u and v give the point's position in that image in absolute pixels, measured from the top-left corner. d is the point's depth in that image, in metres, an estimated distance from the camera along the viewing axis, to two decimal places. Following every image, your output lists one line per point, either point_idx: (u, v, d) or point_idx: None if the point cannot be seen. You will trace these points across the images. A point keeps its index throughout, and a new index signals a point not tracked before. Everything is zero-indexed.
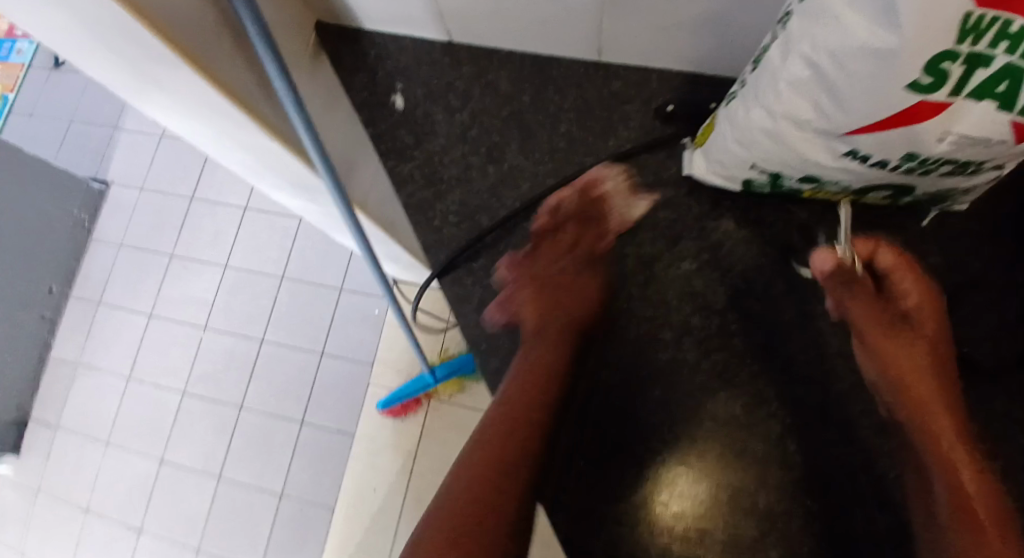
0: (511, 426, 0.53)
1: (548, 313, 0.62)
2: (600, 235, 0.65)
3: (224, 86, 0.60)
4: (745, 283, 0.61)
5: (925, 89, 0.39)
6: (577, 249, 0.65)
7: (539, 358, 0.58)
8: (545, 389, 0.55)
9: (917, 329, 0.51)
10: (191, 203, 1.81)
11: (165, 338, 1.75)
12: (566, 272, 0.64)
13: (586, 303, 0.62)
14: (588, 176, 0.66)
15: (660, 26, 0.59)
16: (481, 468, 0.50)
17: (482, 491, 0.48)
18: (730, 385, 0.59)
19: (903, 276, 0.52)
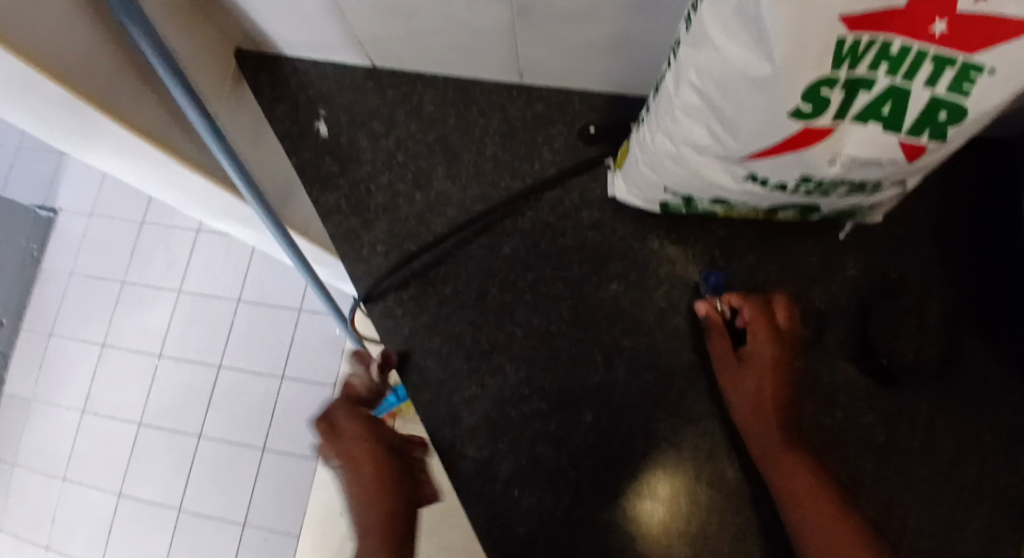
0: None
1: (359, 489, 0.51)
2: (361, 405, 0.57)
3: (140, 129, 0.60)
4: (672, 302, 0.62)
5: (808, 116, 0.39)
6: (348, 409, 0.56)
7: (359, 468, 0.51)
8: (383, 506, 0.49)
9: (756, 371, 0.55)
10: (142, 228, 1.75)
11: (119, 368, 1.70)
12: (355, 433, 0.54)
13: (376, 460, 0.52)
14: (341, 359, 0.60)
15: (571, 48, 0.60)
16: None
17: None
18: (660, 406, 0.59)
19: (757, 328, 0.56)
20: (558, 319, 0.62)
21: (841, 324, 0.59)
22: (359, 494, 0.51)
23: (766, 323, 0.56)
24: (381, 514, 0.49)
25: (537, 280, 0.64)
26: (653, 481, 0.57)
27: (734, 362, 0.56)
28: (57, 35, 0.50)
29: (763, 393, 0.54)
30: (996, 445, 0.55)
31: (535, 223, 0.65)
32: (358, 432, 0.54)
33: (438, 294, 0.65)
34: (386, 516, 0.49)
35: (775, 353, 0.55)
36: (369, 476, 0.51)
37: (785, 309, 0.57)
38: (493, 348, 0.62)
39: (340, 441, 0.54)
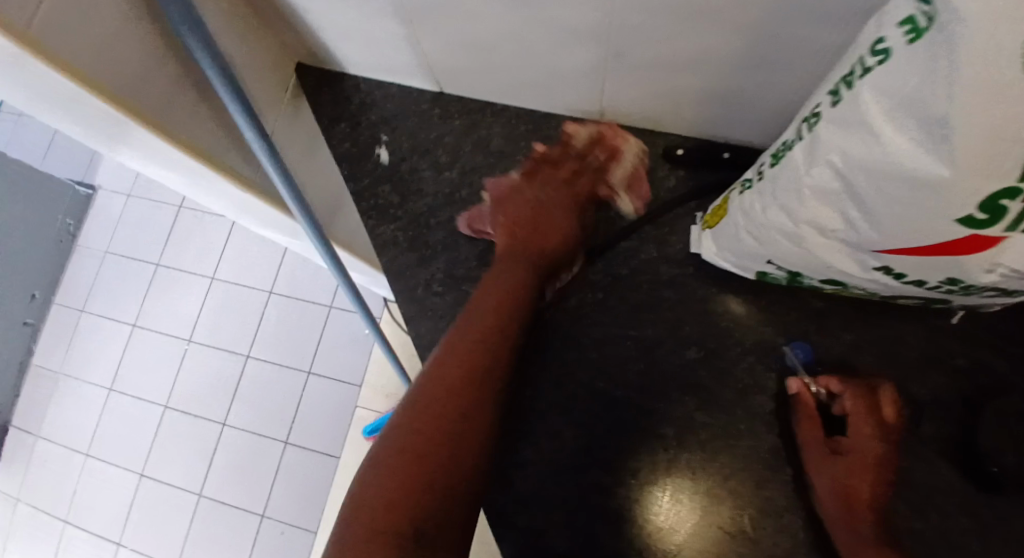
0: (422, 440, 0.45)
1: (520, 246, 0.58)
2: (598, 182, 0.62)
3: (196, 150, 0.56)
4: (754, 378, 0.56)
5: (975, 224, 0.33)
6: (542, 218, 0.59)
7: (532, 239, 0.58)
8: (456, 404, 0.46)
9: (850, 463, 0.51)
10: (178, 211, 1.74)
11: (148, 351, 1.70)
12: (548, 225, 0.58)
13: (548, 244, 0.58)
14: (614, 134, 0.62)
15: (665, 91, 0.54)
16: (422, 447, 0.44)
17: (431, 435, 0.45)
18: (735, 495, 0.53)
19: (856, 416, 0.52)
20: (626, 384, 0.57)
21: (943, 420, 0.53)
22: (518, 262, 0.56)
23: (867, 417, 0.51)
24: (462, 432, 0.45)
25: (604, 338, 0.59)
26: (681, 552, 0.53)
27: (826, 452, 0.52)
28: (112, 44, 0.46)
29: (854, 488, 0.50)
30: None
31: (607, 275, 0.60)
32: (533, 250, 0.57)
33: None
34: (464, 430, 0.45)
35: (879, 452, 0.51)
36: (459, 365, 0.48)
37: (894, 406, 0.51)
38: (553, 411, 0.57)
39: (502, 265, 0.56)
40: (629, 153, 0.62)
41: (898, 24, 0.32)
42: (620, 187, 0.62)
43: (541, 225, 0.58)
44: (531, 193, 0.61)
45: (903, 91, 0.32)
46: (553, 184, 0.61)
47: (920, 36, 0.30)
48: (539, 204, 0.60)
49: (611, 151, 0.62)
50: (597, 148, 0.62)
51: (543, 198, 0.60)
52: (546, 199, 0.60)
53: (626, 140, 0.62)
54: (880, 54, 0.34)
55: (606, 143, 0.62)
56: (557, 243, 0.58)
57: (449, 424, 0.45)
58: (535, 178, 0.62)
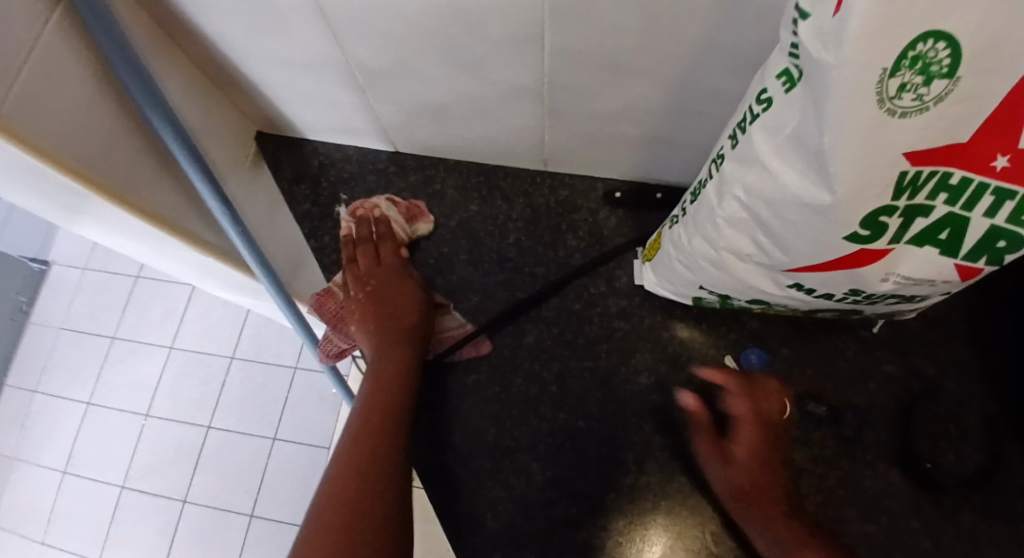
0: (342, 498, 0.48)
1: (383, 324, 0.62)
2: (398, 247, 0.67)
3: (159, 220, 0.57)
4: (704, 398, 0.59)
5: (865, 239, 0.39)
6: (385, 297, 0.63)
7: (371, 313, 0.63)
8: (378, 437, 0.52)
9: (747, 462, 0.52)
10: (137, 280, 1.72)
11: (104, 428, 1.62)
12: (399, 300, 0.63)
13: (410, 308, 0.62)
14: (367, 210, 0.68)
15: (598, 139, 0.60)
16: (349, 492, 0.48)
17: (355, 479, 0.49)
18: (698, 510, 0.55)
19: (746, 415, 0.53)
20: (588, 414, 0.59)
21: (881, 425, 0.57)
22: (380, 336, 0.61)
23: (754, 413, 0.53)
24: (379, 458, 0.51)
25: (563, 370, 0.61)
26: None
27: (719, 454, 0.53)
28: (74, 123, 0.48)
29: (754, 477, 0.51)
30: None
31: (561, 310, 0.64)
32: (391, 331, 0.61)
33: (459, 384, 0.62)
34: (381, 455, 0.51)
35: (768, 452, 0.53)
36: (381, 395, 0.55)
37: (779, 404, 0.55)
38: (519, 446, 0.59)
39: (375, 360, 0.59)
40: (392, 213, 0.68)
41: (774, 76, 0.38)
42: (410, 229, 0.68)
43: (387, 308, 0.62)
44: (364, 283, 0.65)
45: (786, 131, 0.37)
46: (363, 282, 0.65)
47: (796, 85, 0.36)
48: (374, 292, 0.64)
49: (405, 217, 0.68)
50: (376, 225, 0.67)
51: (390, 275, 0.65)
52: (384, 280, 0.64)
53: (381, 209, 0.68)
54: (764, 102, 0.39)
55: (373, 221, 0.68)
56: (416, 310, 0.63)
57: (370, 461, 0.51)
58: (358, 270, 0.66)
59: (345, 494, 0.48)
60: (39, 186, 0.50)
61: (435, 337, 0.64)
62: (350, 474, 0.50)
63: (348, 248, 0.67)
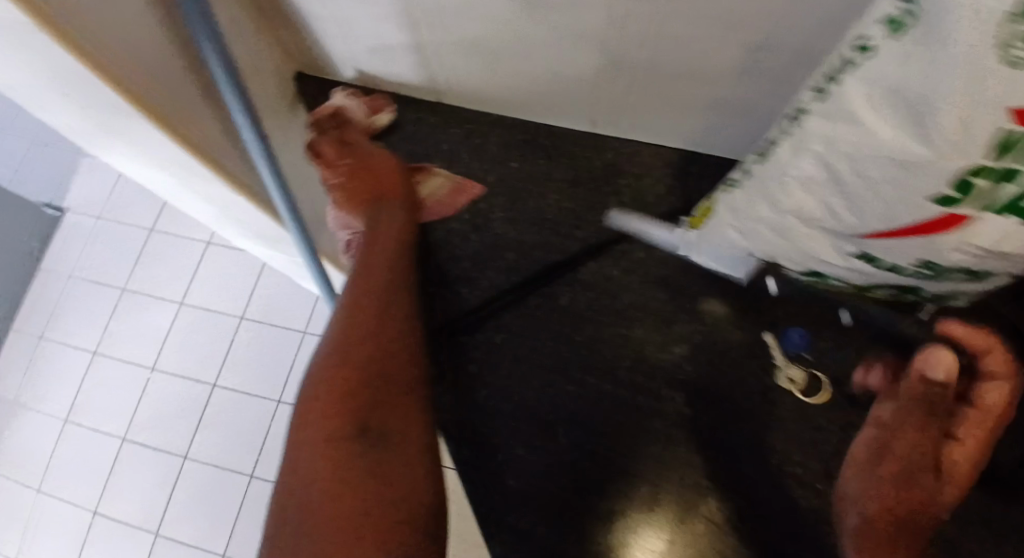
0: (341, 381, 0.50)
1: (364, 197, 0.62)
2: (365, 132, 0.68)
3: (217, 164, 0.58)
4: (739, 369, 0.58)
5: (946, 203, 0.35)
6: (369, 170, 0.64)
7: (354, 190, 0.63)
8: (378, 319, 0.54)
9: (892, 420, 0.48)
10: (151, 234, 1.71)
11: (107, 377, 1.62)
12: (383, 175, 0.64)
13: (395, 174, 0.64)
14: (327, 107, 0.67)
15: (661, 100, 0.58)
16: (348, 370, 0.51)
17: (356, 356, 0.52)
18: (716, 486, 0.56)
19: (921, 437, 0.46)
20: (617, 383, 0.59)
21: None
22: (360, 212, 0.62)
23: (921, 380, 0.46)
24: (379, 345, 0.53)
25: (597, 334, 0.60)
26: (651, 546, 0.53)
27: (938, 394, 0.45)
28: (142, 63, 0.48)
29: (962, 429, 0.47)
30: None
31: (599, 275, 0.62)
32: (376, 200, 0.62)
33: (488, 341, 0.61)
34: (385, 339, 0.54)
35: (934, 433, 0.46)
36: (365, 311, 0.54)
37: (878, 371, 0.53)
38: (544, 404, 0.58)
39: (365, 233, 0.60)
40: (354, 108, 0.68)
41: (878, 22, 0.35)
42: (371, 119, 0.69)
43: (370, 179, 0.63)
44: (343, 164, 0.64)
45: (886, 84, 0.34)
46: (337, 161, 0.64)
47: (903, 31, 0.33)
48: (354, 167, 0.64)
49: (338, 111, 0.67)
50: (334, 116, 0.67)
51: (374, 152, 0.65)
52: (368, 158, 0.64)
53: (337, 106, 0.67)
54: (863, 51, 0.36)
55: (338, 112, 0.67)
56: (394, 178, 0.64)
57: (371, 343, 0.53)
58: (334, 153, 0.65)
59: (344, 367, 0.51)
60: (106, 121, 0.51)
61: (422, 201, 0.66)
62: (349, 348, 0.52)
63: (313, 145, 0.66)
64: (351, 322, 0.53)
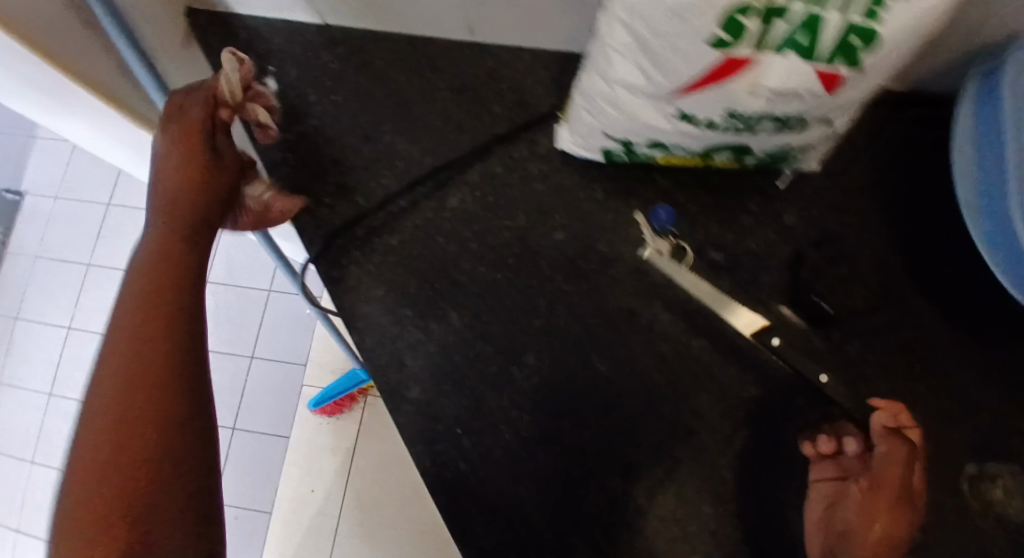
0: (118, 429, 0.40)
1: (169, 201, 0.49)
2: (223, 105, 0.54)
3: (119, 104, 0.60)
4: (616, 247, 0.62)
5: (727, 45, 0.39)
6: (176, 154, 0.51)
7: (161, 173, 0.50)
8: (153, 349, 0.42)
9: (859, 499, 0.49)
10: (108, 208, 1.73)
11: (85, 350, 1.67)
12: (181, 171, 0.50)
13: (195, 174, 0.50)
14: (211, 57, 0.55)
15: (516, 3, 0.59)
16: (126, 412, 0.41)
17: (129, 389, 0.41)
18: (599, 354, 0.60)
19: (878, 500, 0.48)
20: (505, 270, 0.62)
21: (776, 268, 0.61)
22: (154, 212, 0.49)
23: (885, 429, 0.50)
24: (159, 368, 0.42)
25: (483, 230, 0.63)
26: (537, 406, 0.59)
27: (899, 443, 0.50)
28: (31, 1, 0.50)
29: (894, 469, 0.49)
30: (925, 394, 0.57)
31: (484, 175, 0.65)
32: (175, 205, 0.49)
33: (383, 243, 0.62)
34: (168, 361, 0.43)
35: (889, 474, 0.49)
36: (139, 342, 0.43)
37: (828, 440, 0.53)
38: (440, 294, 0.61)
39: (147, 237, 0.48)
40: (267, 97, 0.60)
41: None
42: (239, 95, 0.55)
43: (171, 169, 0.50)
44: (165, 139, 0.51)
45: None
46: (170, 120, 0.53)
47: None
48: (174, 142, 0.51)
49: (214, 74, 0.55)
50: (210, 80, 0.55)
51: (201, 136, 0.52)
52: (184, 133, 0.51)
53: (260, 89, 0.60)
54: None
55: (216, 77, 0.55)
56: (192, 181, 0.50)
57: (156, 363, 0.42)
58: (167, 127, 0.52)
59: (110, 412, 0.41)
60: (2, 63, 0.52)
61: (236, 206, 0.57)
62: (120, 388, 0.41)
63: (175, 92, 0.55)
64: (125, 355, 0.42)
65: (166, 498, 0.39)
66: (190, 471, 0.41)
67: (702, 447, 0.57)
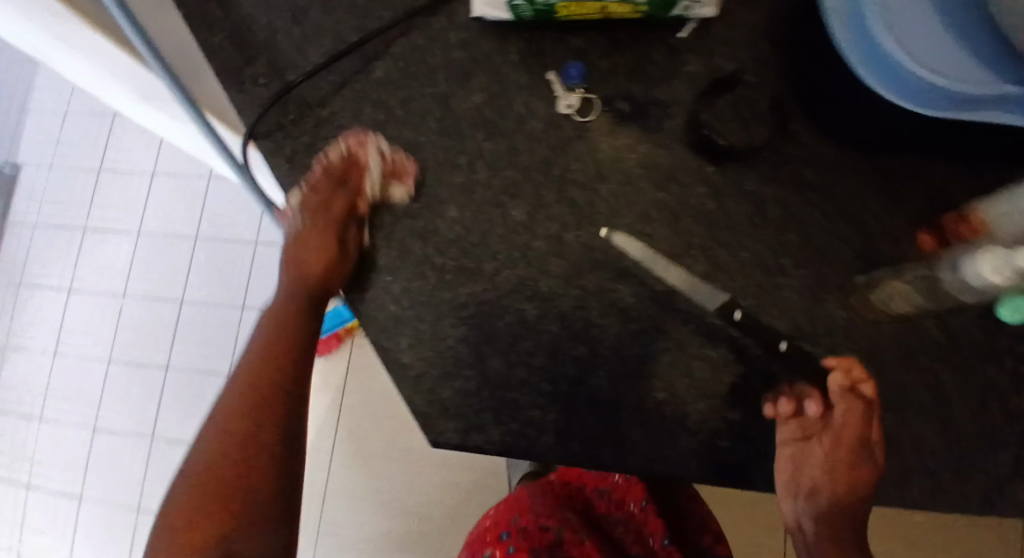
0: (229, 456, 0.59)
1: (303, 289, 0.64)
2: (353, 195, 0.63)
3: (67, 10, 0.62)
4: (531, 105, 0.65)
5: None
6: (309, 249, 0.62)
7: (304, 241, 0.63)
8: (264, 401, 0.60)
9: (826, 454, 0.52)
10: (100, 174, 1.79)
11: (85, 310, 1.75)
12: (316, 254, 0.61)
13: (325, 251, 0.61)
14: (353, 143, 0.64)
15: None
16: (235, 448, 0.59)
17: (245, 425, 0.60)
18: (515, 200, 0.63)
19: (840, 456, 0.52)
20: (426, 131, 0.65)
21: (682, 113, 0.63)
22: (296, 278, 0.64)
23: (843, 392, 0.51)
24: (266, 417, 0.60)
25: (408, 97, 0.66)
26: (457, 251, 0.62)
27: (858, 402, 0.51)
28: None
29: (856, 428, 0.51)
30: (826, 216, 0.58)
31: (406, 47, 0.68)
32: (304, 282, 0.63)
33: (314, 115, 0.67)
34: (270, 410, 0.60)
35: (852, 432, 0.51)
36: (257, 389, 0.61)
37: (789, 403, 0.53)
38: (366, 159, 0.65)
39: (278, 307, 0.65)
40: (372, 163, 0.63)
41: None
42: (382, 188, 0.63)
43: (310, 250, 0.62)
44: (305, 221, 0.63)
45: None
46: (330, 202, 0.63)
47: None
48: (310, 238, 0.62)
49: (358, 170, 0.63)
50: (348, 166, 0.64)
51: (322, 225, 0.62)
52: (317, 235, 0.62)
53: (366, 148, 0.64)
54: None
55: (354, 163, 0.64)
56: (319, 267, 0.61)
57: (271, 422, 0.60)
58: (305, 211, 0.63)
59: (228, 451, 0.59)
60: None
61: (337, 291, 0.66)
62: (240, 424, 0.60)
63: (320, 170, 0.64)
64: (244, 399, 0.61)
65: (251, 518, 0.58)
66: (264, 500, 0.59)
67: (615, 280, 0.60)
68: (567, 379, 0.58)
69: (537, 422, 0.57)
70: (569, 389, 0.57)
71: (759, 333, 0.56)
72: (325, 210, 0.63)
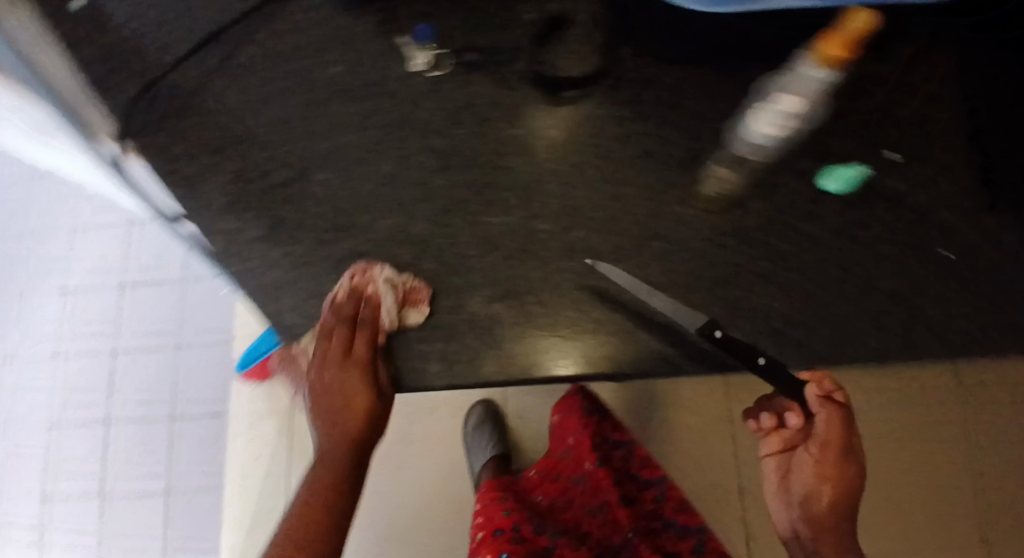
0: None
1: (340, 434, 0.61)
2: (371, 333, 0.60)
3: None
4: (387, 67, 0.69)
5: None
6: (345, 400, 0.60)
7: (327, 388, 0.61)
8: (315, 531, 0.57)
9: (810, 461, 0.62)
10: (18, 239, 1.76)
11: (16, 379, 1.68)
12: (353, 410, 0.60)
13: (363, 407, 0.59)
14: (358, 276, 0.61)
15: None
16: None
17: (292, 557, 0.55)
18: (382, 154, 0.66)
19: (827, 466, 0.61)
20: (292, 105, 0.68)
21: (524, 54, 0.68)
22: (325, 422, 0.61)
23: (817, 404, 0.58)
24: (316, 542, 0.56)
25: (272, 78, 0.70)
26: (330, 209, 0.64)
27: (834, 410, 0.59)
28: None
29: (834, 435, 0.60)
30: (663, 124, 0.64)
31: (267, 33, 0.72)
32: (344, 432, 0.61)
33: (183, 104, 0.69)
34: (322, 536, 0.57)
35: (833, 437, 0.60)
36: (314, 509, 0.58)
37: (771, 417, 0.64)
38: (237, 138, 0.67)
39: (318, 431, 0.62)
40: (382, 295, 0.58)
41: None
42: (399, 314, 0.58)
43: (338, 395, 0.60)
44: (326, 374, 0.61)
45: None
46: (349, 345, 0.61)
47: None
48: (335, 389, 0.60)
49: (368, 305, 0.60)
50: (358, 303, 0.61)
51: (352, 386, 0.60)
52: (348, 391, 0.60)
53: (371, 281, 0.61)
54: None
55: (363, 299, 0.61)
56: (359, 419, 0.60)
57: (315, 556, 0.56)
58: (324, 363, 0.61)
59: None
60: None
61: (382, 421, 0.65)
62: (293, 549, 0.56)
63: (329, 309, 0.61)
64: (308, 512, 0.58)
65: None
66: None
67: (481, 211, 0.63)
68: (447, 308, 0.60)
69: (424, 353, 0.59)
70: (449, 316, 0.59)
71: (616, 229, 0.61)
72: (344, 358, 0.61)
